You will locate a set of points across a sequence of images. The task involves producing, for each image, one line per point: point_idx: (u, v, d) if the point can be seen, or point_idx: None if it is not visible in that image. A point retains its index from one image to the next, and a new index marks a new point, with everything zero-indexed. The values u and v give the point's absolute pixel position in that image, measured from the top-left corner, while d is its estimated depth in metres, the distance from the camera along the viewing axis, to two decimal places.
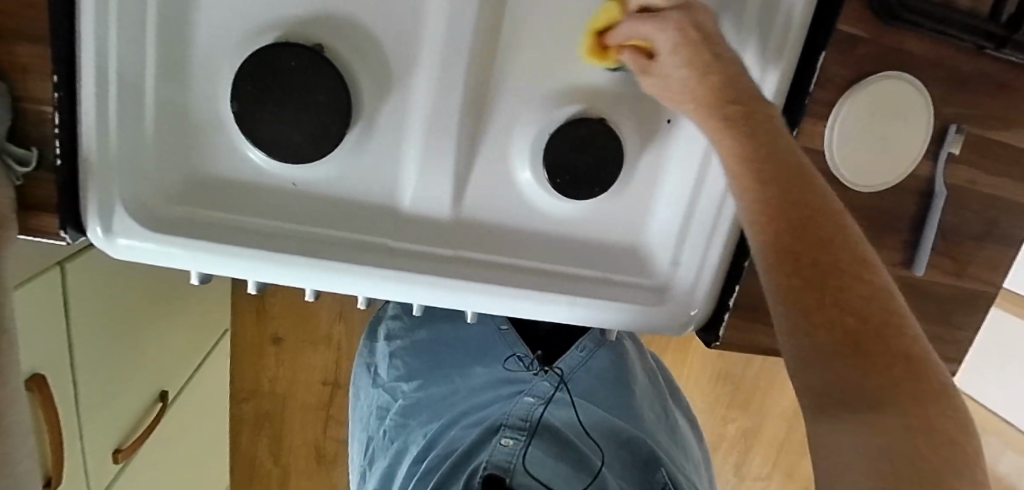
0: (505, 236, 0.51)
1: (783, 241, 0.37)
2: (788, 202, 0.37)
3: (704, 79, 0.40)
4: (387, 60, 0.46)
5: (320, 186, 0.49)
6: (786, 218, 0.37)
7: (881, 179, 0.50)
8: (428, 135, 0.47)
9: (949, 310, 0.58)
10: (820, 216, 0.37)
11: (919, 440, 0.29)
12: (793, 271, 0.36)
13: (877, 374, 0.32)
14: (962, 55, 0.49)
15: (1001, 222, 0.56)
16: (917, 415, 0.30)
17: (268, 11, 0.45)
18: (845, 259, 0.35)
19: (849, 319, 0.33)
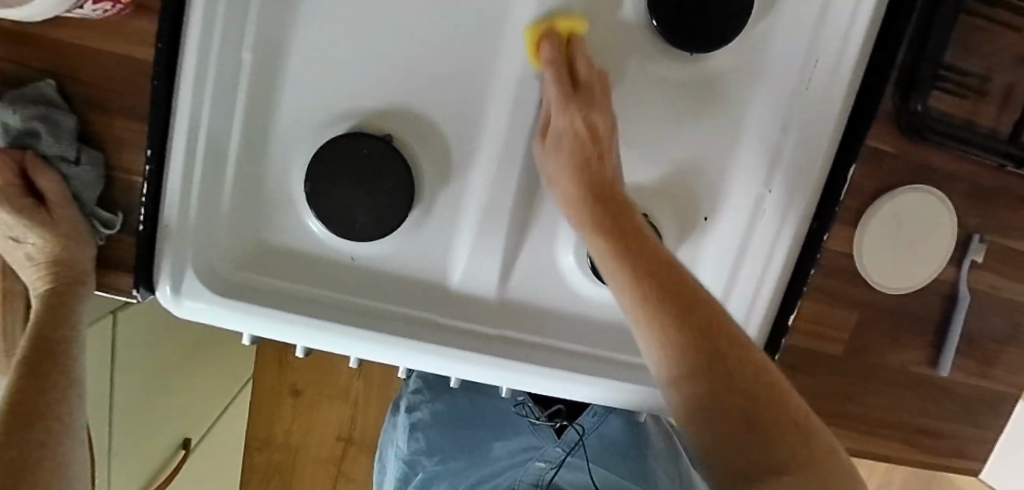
0: (545, 317, 0.54)
1: (642, 271, 0.40)
2: (638, 266, 0.40)
3: (596, 143, 0.43)
4: (449, 150, 0.51)
5: (376, 262, 0.52)
6: (641, 262, 0.40)
7: (906, 283, 0.53)
8: (480, 221, 0.51)
9: (977, 411, 0.59)
10: (682, 307, 0.39)
11: (763, 452, 0.37)
12: (652, 305, 0.39)
13: (738, 417, 0.38)
14: (984, 171, 0.53)
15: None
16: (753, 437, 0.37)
17: (346, 102, 0.50)
18: (716, 345, 0.38)
19: (712, 380, 0.38)
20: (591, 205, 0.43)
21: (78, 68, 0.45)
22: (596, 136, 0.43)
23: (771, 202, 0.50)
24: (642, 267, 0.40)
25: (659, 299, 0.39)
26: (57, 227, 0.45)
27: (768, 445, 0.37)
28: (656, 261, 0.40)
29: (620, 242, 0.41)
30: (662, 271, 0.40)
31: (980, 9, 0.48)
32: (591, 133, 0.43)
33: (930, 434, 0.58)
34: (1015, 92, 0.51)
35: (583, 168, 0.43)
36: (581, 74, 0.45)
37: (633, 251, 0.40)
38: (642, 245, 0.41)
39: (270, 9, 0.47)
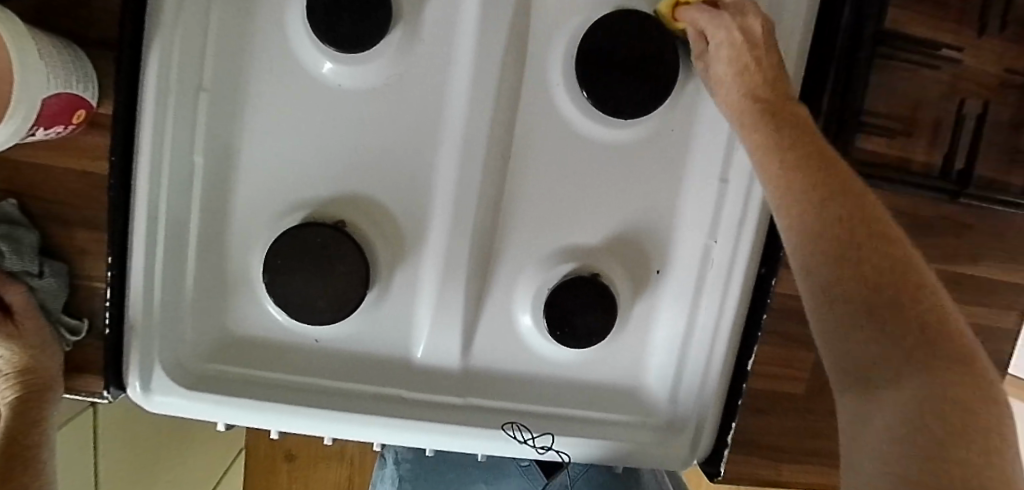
0: (514, 381, 0.55)
1: (851, 281, 0.36)
2: (854, 229, 0.37)
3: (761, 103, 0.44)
4: (399, 229, 0.52)
5: (341, 343, 0.54)
6: (878, 260, 0.36)
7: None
8: (438, 294, 0.52)
9: None
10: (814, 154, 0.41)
11: (929, 425, 0.30)
12: (859, 289, 0.36)
13: (903, 341, 0.33)
14: (924, 202, 0.53)
15: (992, 350, 0.58)
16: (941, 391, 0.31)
17: (298, 193, 0.52)
18: (874, 242, 0.37)
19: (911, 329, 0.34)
20: (810, 166, 0.40)
21: (37, 186, 0.47)
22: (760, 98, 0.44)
23: (717, 251, 0.53)
24: (844, 228, 0.37)
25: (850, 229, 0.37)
26: (26, 339, 0.45)
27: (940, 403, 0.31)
28: (871, 241, 0.37)
29: (807, 169, 0.40)
30: (887, 269, 0.36)
31: (897, 52, 0.50)
32: (778, 105, 0.43)
33: None
34: (944, 124, 0.52)
35: (749, 114, 0.44)
36: (750, 59, 0.44)
37: (853, 243, 0.37)
38: (870, 240, 0.37)
39: (219, 114, 0.49)
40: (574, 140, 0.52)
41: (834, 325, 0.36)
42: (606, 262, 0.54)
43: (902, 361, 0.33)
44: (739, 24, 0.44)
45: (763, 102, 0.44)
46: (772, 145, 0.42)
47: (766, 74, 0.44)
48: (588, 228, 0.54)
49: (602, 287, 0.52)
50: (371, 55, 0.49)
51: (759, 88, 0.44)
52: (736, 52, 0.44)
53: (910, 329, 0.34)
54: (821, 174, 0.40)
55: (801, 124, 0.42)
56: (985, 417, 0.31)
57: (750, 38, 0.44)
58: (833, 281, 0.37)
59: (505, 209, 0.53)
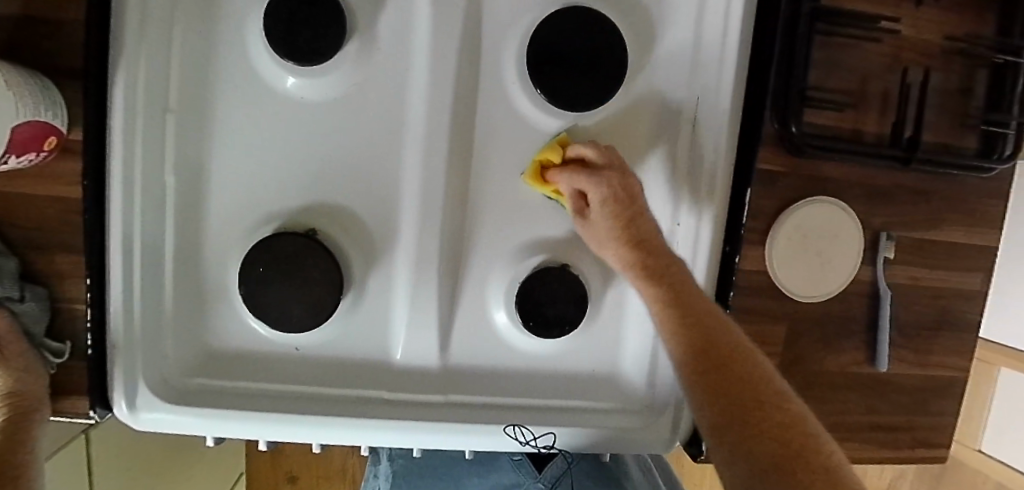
0: (492, 375, 0.56)
1: (738, 417, 0.40)
2: (709, 349, 0.44)
3: (631, 224, 0.48)
4: (370, 233, 0.54)
5: (321, 349, 0.55)
6: (725, 376, 0.42)
7: (824, 292, 0.55)
8: (411, 294, 0.53)
9: (923, 399, 0.59)
10: (682, 294, 0.47)
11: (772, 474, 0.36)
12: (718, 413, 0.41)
13: (753, 422, 0.39)
14: (878, 171, 0.54)
15: (960, 313, 0.59)
16: (790, 454, 0.37)
17: (269, 206, 0.53)
18: (727, 357, 0.43)
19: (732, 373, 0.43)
20: (665, 298, 0.47)
21: (15, 213, 0.49)
22: (636, 224, 0.48)
23: (680, 234, 0.54)
24: (697, 360, 0.44)
25: (706, 355, 0.44)
26: (9, 361, 0.46)
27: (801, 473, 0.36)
28: (724, 362, 0.43)
29: (678, 319, 0.46)
30: (751, 379, 0.42)
31: (836, 29, 0.51)
32: (635, 234, 0.48)
33: (881, 428, 0.59)
34: (891, 94, 0.54)
35: (620, 250, 0.49)
36: (628, 210, 0.48)
37: (709, 365, 0.43)
38: (742, 372, 0.42)
39: (187, 134, 0.51)
40: (534, 137, 0.54)
41: (714, 393, 0.42)
42: (573, 253, 0.55)
43: (761, 443, 0.38)
44: (619, 181, 0.48)
45: (639, 251, 0.48)
46: (650, 298, 0.48)
47: (626, 213, 0.48)
48: (553, 222, 0.55)
49: (570, 277, 0.54)
50: (330, 67, 0.51)
51: (622, 211, 0.48)
52: (615, 213, 0.48)
53: (767, 429, 0.39)
54: (681, 343, 0.45)
55: (657, 244, 0.49)
56: (817, 466, 0.36)
57: (626, 180, 0.48)
58: (714, 423, 0.41)
59: (471, 208, 0.54)
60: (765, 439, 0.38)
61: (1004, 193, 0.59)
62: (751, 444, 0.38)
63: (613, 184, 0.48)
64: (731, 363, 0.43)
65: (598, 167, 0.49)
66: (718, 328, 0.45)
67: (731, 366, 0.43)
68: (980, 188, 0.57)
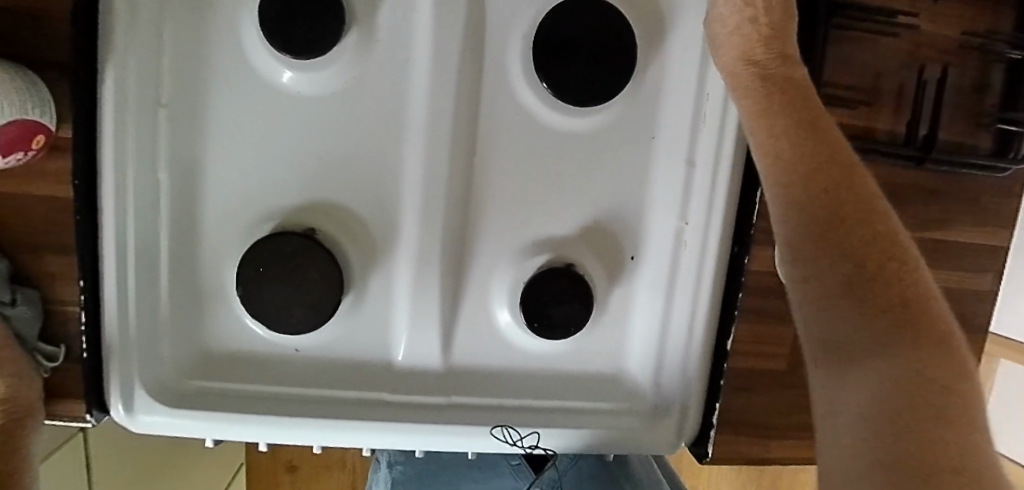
0: (496, 376, 0.55)
1: (847, 289, 0.33)
2: (850, 229, 0.35)
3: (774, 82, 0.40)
4: (371, 233, 0.52)
5: (321, 350, 0.54)
6: (882, 296, 0.32)
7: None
8: (414, 294, 0.52)
9: None
10: (833, 154, 0.37)
11: (911, 417, 0.27)
12: (843, 280, 0.33)
13: (888, 299, 0.32)
14: (891, 170, 0.53)
15: (968, 313, 0.59)
16: (918, 376, 0.29)
17: (267, 205, 0.52)
18: (887, 270, 0.33)
19: (905, 318, 0.32)
20: (802, 138, 0.38)
21: (4, 214, 0.47)
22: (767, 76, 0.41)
23: (689, 232, 0.53)
24: (815, 198, 0.36)
25: (851, 228, 0.35)
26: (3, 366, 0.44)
27: (937, 411, 0.28)
28: (870, 259, 0.34)
29: (804, 128, 0.38)
30: (889, 277, 0.33)
31: (852, 23, 0.50)
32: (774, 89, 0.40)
33: None
34: (906, 91, 0.52)
35: (766, 81, 0.40)
36: (760, 10, 0.41)
37: (817, 233, 0.35)
38: (890, 259, 0.34)
39: (181, 130, 0.49)
40: (539, 133, 0.52)
41: (852, 309, 0.32)
42: (579, 252, 0.54)
43: (870, 355, 0.31)
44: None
45: (764, 72, 0.41)
46: (761, 111, 0.40)
47: (768, 54, 0.41)
48: (558, 220, 0.54)
49: (578, 277, 0.52)
50: (328, 60, 0.49)
51: (769, 72, 0.41)
52: (761, 41, 0.41)
53: (916, 372, 0.30)
54: (821, 186, 0.36)
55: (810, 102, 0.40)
56: (959, 407, 0.28)
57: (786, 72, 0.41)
58: (843, 344, 0.32)
59: (473, 206, 0.53)
60: (900, 368, 0.30)
61: (1017, 191, 0.58)
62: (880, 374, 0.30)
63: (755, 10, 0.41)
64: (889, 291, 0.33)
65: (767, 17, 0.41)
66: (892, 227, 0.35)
67: (912, 323, 0.32)
68: (993, 187, 0.56)
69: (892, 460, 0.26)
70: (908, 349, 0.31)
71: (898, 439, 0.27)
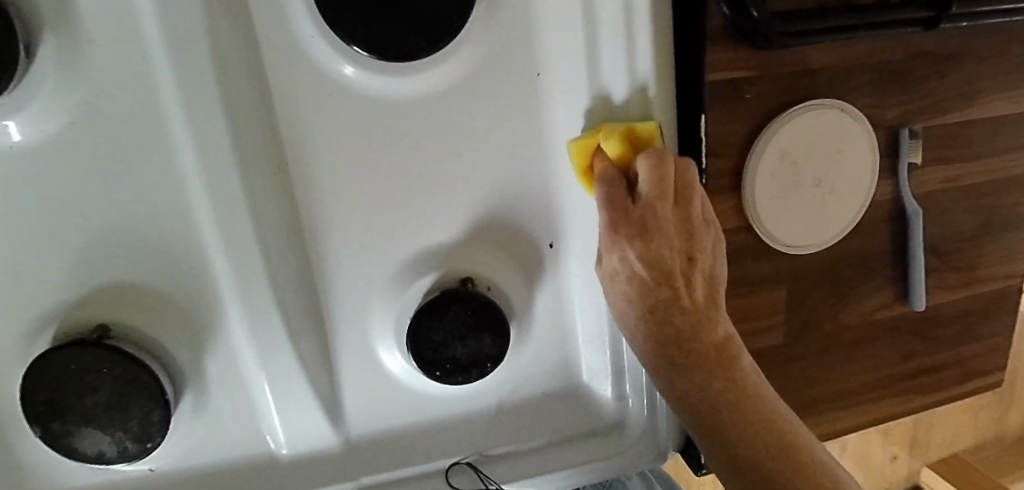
0: (414, 436, 0.43)
1: (700, 396, 0.38)
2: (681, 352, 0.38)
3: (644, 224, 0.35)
4: (190, 310, 0.38)
5: (179, 467, 0.41)
6: (700, 374, 0.38)
7: (824, 237, 0.44)
8: (267, 373, 0.39)
9: (969, 323, 0.52)
10: (665, 227, 0.36)
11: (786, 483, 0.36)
12: (712, 383, 0.38)
13: (724, 416, 0.38)
14: (875, 49, 0.42)
15: (975, 207, 0.48)
16: (777, 455, 0.37)
17: (30, 306, 0.37)
18: (710, 356, 0.38)
19: (717, 388, 0.38)
20: (662, 210, 0.35)
21: None
22: (657, 225, 0.35)
23: None
24: (646, 320, 0.37)
25: (664, 345, 0.37)
26: None
27: (782, 445, 0.37)
28: (707, 351, 0.38)
29: (665, 221, 0.36)
30: (698, 331, 0.38)
31: None
32: (679, 295, 0.37)
33: (920, 372, 0.51)
34: None
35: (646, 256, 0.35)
36: (665, 202, 0.35)
37: (672, 335, 0.37)
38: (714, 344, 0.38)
39: None
40: (376, 115, 0.36)
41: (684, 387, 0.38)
42: (474, 261, 0.39)
43: (745, 439, 0.37)
44: (647, 170, 0.35)
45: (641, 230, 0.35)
46: (634, 278, 0.36)
47: (640, 217, 0.35)
48: (437, 225, 0.38)
49: (477, 298, 0.37)
50: (31, 85, 0.32)
51: (646, 218, 0.35)
52: (622, 226, 0.35)
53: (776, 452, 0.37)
54: (649, 290, 0.36)
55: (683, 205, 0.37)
56: (827, 481, 0.36)
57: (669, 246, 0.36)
58: (683, 393, 0.38)
59: (314, 239, 0.37)
60: (780, 456, 0.37)
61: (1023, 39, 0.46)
62: (749, 455, 0.37)
63: (665, 190, 0.35)
64: (732, 437, 0.38)
65: (649, 217, 0.35)
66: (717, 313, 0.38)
67: (738, 404, 0.38)
68: (993, 44, 0.45)
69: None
70: (741, 410, 0.38)
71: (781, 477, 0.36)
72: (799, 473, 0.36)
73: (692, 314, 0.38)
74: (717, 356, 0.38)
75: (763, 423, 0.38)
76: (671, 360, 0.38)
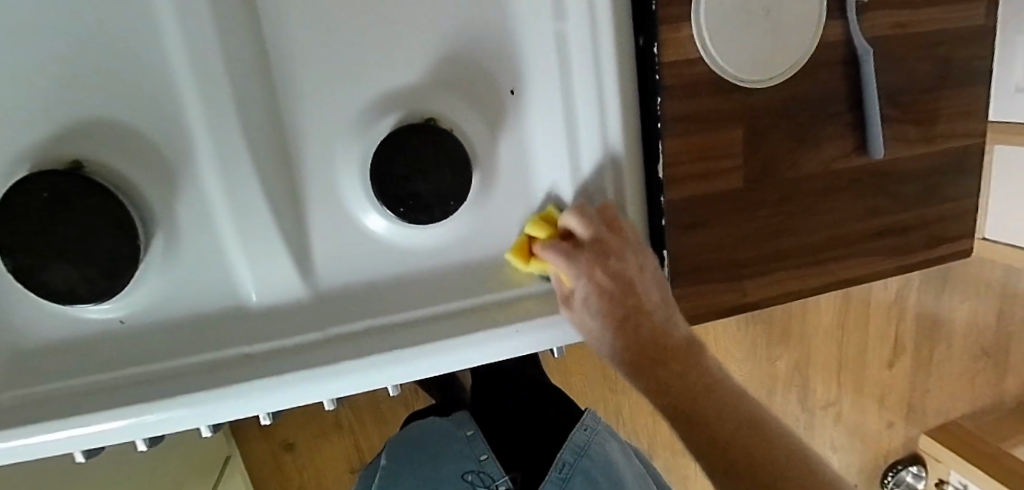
0: (385, 288, 0.43)
1: (664, 398, 0.41)
2: (654, 349, 0.40)
3: (620, 308, 0.39)
4: (161, 150, 0.39)
5: (151, 314, 0.42)
6: (690, 378, 0.41)
7: (770, 78, 0.41)
8: (235, 215, 0.39)
9: (933, 184, 0.47)
10: (630, 293, 0.39)
11: (710, 444, 0.40)
12: (652, 380, 0.41)
13: (681, 397, 0.41)
14: None
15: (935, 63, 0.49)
16: (735, 446, 0.39)
17: (9, 144, 0.38)
18: (655, 347, 0.40)
19: (686, 411, 0.40)
20: (625, 333, 0.40)
21: None
22: (624, 291, 0.39)
23: (572, 34, 0.38)
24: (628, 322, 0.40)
25: (640, 350, 0.40)
26: None
27: (708, 393, 0.41)
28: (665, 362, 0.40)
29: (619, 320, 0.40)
30: (632, 293, 0.39)
31: None
32: (661, 342, 0.40)
33: (898, 230, 0.47)
34: None
35: (614, 319, 0.40)
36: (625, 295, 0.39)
37: (651, 363, 0.40)
38: (687, 357, 0.41)
39: None
40: None
41: (634, 363, 0.41)
42: (435, 100, 0.40)
43: (698, 408, 0.40)
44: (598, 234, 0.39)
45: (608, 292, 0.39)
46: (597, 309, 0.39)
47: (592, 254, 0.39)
48: (400, 61, 0.40)
49: (439, 131, 0.39)
50: None
51: (614, 297, 0.39)
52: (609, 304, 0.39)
53: (708, 409, 0.40)
54: (605, 291, 0.39)
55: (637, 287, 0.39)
56: (783, 458, 0.39)
57: (610, 258, 0.39)
58: (638, 373, 0.41)
59: (277, 72, 0.39)
60: (707, 421, 0.40)
61: None
62: (704, 429, 0.40)
63: (606, 248, 0.39)
64: (691, 410, 0.40)
65: (615, 310, 0.39)
66: (652, 294, 0.40)
67: (684, 389, 0.41)
68: None
69: (720, 453, 0.39)
70: (717, 422, 0.40)
71: (732, 461, 0.39)
72: (760, 469, 0.38)
73: (684, 362, 0.41)
74: (662, 349, 0.40)
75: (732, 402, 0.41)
76: (654, 369, 0.40)
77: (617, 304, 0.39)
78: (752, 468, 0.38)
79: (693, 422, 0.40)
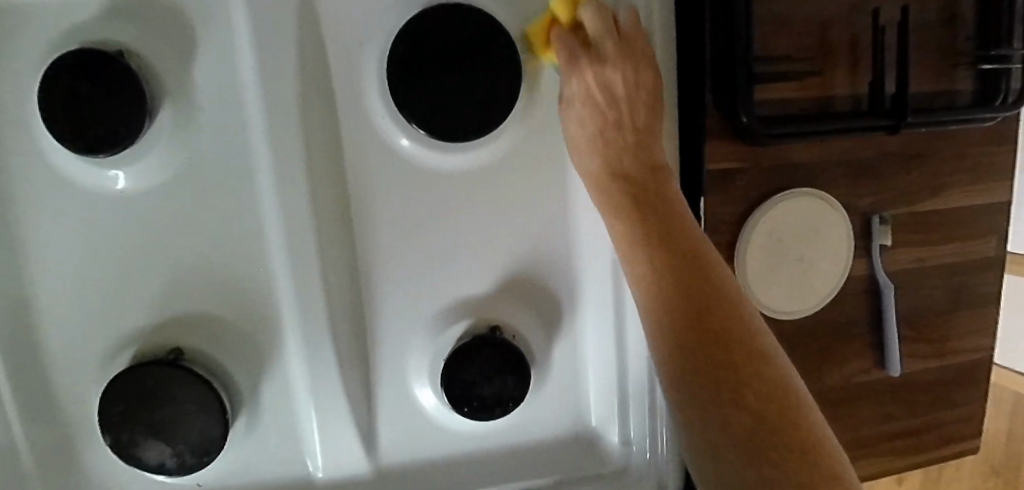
0: (439, 467, 0.47)
1: (717, 408, 0.31)
2: (674, 283, 0.35)
3: (633, 198, 0.38)
4: (253, 338, 0.44)
5: (224, 481, 0.45)
6: (689, 310, 0.34)
7: (808, 304, 0.52)
8: (314, 398, 0.44)
9: (939, 394, 0.58)
10: (670, 226, 0.37)
11: (709, 370, 0.32)
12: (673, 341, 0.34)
13: (703, 362, 0.32)
14: (859, 145, 0.52)
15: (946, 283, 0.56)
16: (729, 371, 0.31)
17: (122, 328, 0.43)
18: (717, 305, 0.34)
19: (700, 364, 0.32)
20: (633, 234, 0.37)
21: None
22: (630, 186, 0.39)
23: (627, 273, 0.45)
24: (650, 247, 0.36)
25: (661, 281, 0.35)
26: None
27: (770, 407, 0.30)
28: (682, 290, 0.34)
29: (646, 243, 0.37)
30: (686, 257, 0.36)
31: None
32: (720, 345, 0.32)
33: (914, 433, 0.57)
34: (862, 40, 0.52)
35: (659, 277, 0.35)
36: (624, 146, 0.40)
37: (675, 292, 0.34)
38: (716, 300, 0.34)
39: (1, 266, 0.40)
40: (424, 181, 0.44)
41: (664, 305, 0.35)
42: (500, 311, 0.45)
43: (720, 371, 0.31)
44: (593, 77, 0.39)
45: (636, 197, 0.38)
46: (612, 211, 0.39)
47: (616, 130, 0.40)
48: (471, 277, 0.45)
49: (502, 342, 0.43)
50: (143, 148, 0.40)
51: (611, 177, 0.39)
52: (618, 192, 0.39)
53: (717, 358, 0.32)
54: (631, 243, 0.37)
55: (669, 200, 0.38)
56: (797, 413, 0.30)
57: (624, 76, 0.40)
58: (681, 369, 0.33)
59: (366, 280, 0.44)
60: (722, 381, 0.31)
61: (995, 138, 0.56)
62: (710, 399, 0.32)
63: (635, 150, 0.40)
64: (758, 440, 0.29)
65: (615, 144, 0.40)
66: (716, 276, 0.35)
67: (700, 342, 0.33)
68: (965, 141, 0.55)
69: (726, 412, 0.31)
70: (733, 380, 0.31)
71: (743, 428, 0.30)
72: (772, 417, 0.30)
73: (726, 320, 0.33)
74: (701, 282, 0.34)
75: (749, 350, 0.32)
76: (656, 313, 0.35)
77: (637, 209, 0.38)
78: (763, 427, 0.30)
79: (715, 342, 0.32)
